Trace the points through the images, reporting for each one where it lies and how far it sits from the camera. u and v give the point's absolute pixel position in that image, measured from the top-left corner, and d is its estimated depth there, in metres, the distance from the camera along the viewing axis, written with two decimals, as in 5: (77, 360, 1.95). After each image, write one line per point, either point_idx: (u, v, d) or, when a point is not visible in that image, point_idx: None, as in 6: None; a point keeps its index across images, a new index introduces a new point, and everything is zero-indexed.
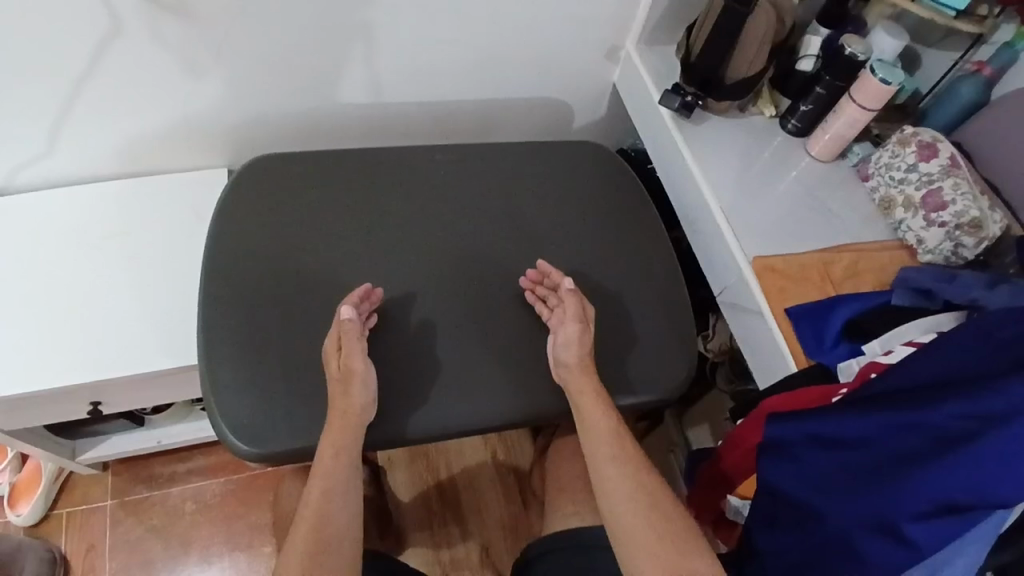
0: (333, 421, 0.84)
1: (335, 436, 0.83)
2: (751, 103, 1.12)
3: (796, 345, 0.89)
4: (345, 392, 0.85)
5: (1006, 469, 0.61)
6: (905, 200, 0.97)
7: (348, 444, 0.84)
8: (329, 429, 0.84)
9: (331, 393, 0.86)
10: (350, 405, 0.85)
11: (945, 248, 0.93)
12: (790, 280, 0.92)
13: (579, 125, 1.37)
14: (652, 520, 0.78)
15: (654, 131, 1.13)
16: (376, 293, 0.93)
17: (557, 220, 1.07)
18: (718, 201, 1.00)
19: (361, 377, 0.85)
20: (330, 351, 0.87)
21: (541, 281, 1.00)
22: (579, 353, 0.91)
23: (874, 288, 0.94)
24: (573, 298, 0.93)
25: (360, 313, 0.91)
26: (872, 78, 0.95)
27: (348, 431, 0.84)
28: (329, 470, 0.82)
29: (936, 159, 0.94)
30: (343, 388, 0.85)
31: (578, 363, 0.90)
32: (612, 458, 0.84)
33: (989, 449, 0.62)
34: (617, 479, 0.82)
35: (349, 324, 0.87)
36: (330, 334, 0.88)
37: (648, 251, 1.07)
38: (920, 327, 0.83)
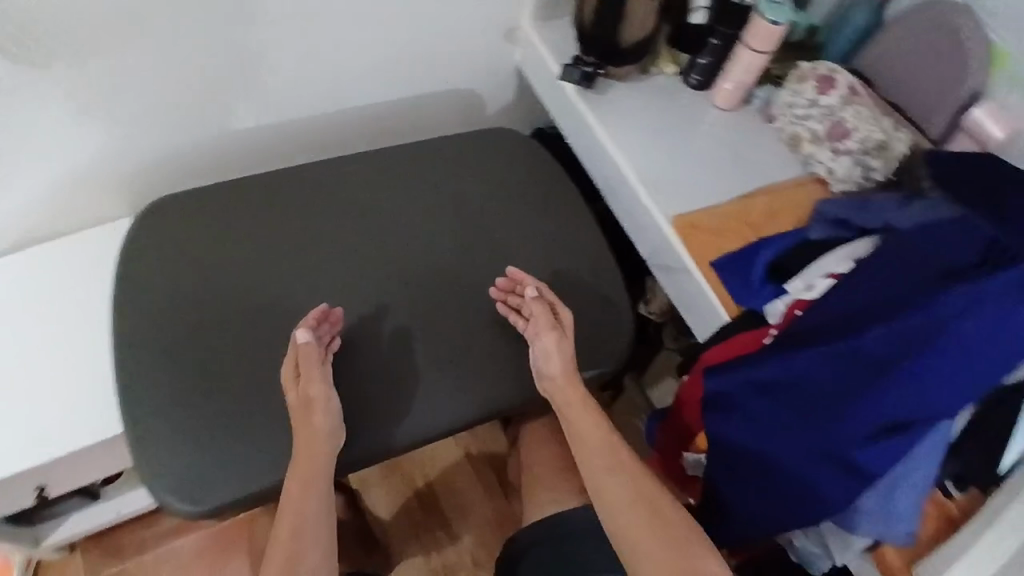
0: (299, 452, 0.82)
1: (301, 470, 0.82)
2: (651, 65, 1.11)
3: (723, 294, 0.89)
4: (308, 418, 0.83)
5: (937, 380, 0.68)
6: (810, 137, 1.00)
7: (315, 479, 0.82)
8: (296, 462, 0.82)
9: (294, 422, 0.84)
10: (314, 433, 0.83)
11: (855, 175, 0.96)
12: (710, 232, 0.93)
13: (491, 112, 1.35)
14: (653, 525, 0.78)
15: (561, 109, 1.12)
16: (334, 312, 0.91)
17: (479, 213, 1.05)
18: (632, 167, 1.00)
19: (322, 405, 0.83)
20: (290, 378, 0.86)
21: (513, 290, 0.97)
22: (563, 363, 0.91)
23: (793, 226, 0.96)
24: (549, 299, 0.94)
25: (320, 335, 0.90)
26: (762, 21, 0.96)
27: (310, 466, 0.82)
28: (299, 506, 0.82)
29: (834, 91, 0.98)
30: (306, 415, 0.83)
31: (563, 374, 0.90)
32: (607, 466, 0.84)
33: (921, 363, 0.69)
34: (614, 485, 0.82)
35: (307, 348, 0.86)
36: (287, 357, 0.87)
37: (575, 227, 1.07)
38: (836, 258, 0.84)
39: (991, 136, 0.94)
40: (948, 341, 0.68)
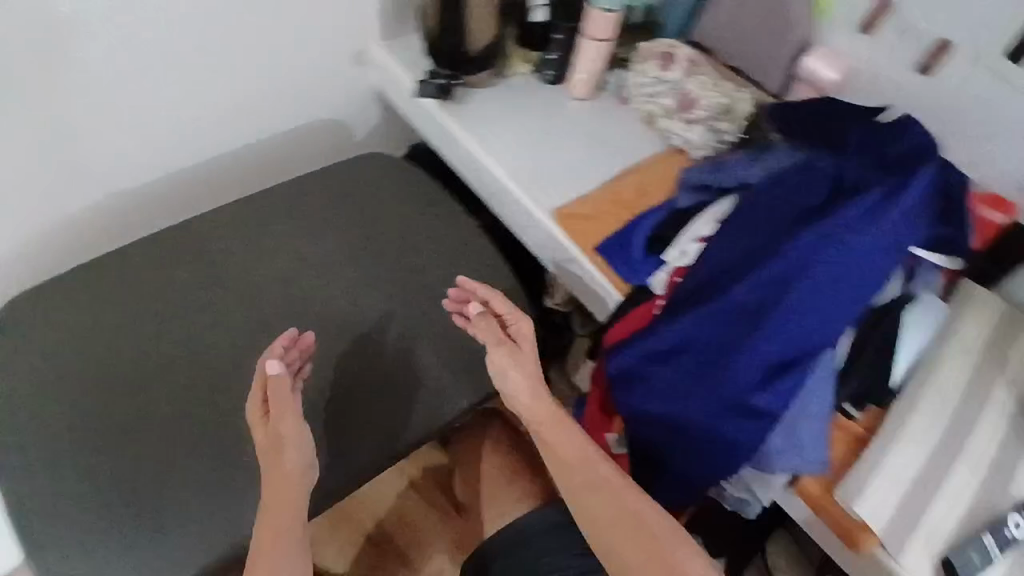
0: (269, 495, 0.78)
1: (275, 507, 0.77)
2: (506, 68, 1.13)
3: (611, 274, 0.94)
4: (278, 460, 0.78)
5: (808, 314, 0.75)
6: (663, 111, 1.06)
7: (287, 524, 0.77)
8: (265, 507, 0.77)
9: (264, 464, 0.79)
10: (285, 474, 0.78)
11: (710, 140, 1.02)
12: (588, 219, 0.97)
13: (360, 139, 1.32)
14: (642, 541, 0.73)
15: (425, 127, 1.12)
16: (306, 338, 0.87)
17: (363, 243, 1.03)
18: (505, 169, 1.02)
19: (294, 442, 0.78)
20: (256, 414, 0.81)
21: (467, 298, 0.90)
22: (527, 375, 0.83)
23: (662, 198, 1.00)
24: (505, 311, 0.87)
25: (287, 363, 0.85)
26: (596, 10, 1.01)
27: (285, 500, 0.77)
28: (274, 546, 0.75)
29: (675, 66, 1.06)
30: (276, 456, 0.78)
31: (528, 388, 0.83)
32: (585, 483, 0.78)
33: (790, 304, 0.75)
34: (596, 503, 0.77)
35: (278, 379, 0.80)
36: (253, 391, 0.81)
37: (461, 237, 1.06)
38: (703, 222, 0.89)
39: (827, 78, 1.02)
40: (810, 278, 0.75)
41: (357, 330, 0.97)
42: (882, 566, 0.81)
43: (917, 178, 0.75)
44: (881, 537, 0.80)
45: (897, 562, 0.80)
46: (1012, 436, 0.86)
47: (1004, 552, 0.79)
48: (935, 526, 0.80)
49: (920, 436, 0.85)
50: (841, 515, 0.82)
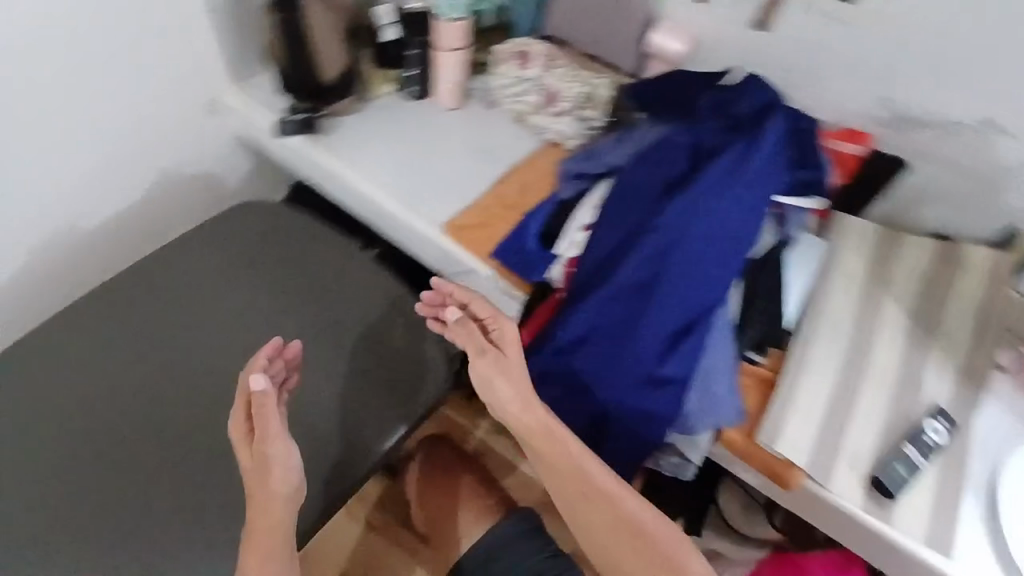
0: (256, 519, 0.78)
1: (261, 530, 0.78)
2: (370, 91, 1.11)
3: (512, 277, 0.95)
4: (265, 480, 0.78)
5: (689, 279, 0.82)
6: (530, 108, 1.08)
7: (277, 548, 0.78)
8: (253, 531, 0.78)
9: (251, 481, 0.79)
10: (272, 496, 0.78)
11: (580, 128, 1.05)
12: (478, 227, 0.99)
13: (243, 188, 1.29)
14: (638, 549, 0.79)
15: (298, 167, 1.09)
16: (290, 348, 0.87)
17: (255, 300, 1.00)
18: (387, 194, 1.01)
19: (281, 463, 0.77)
20: (242, 430, 0.80)
21: (443, 300, 0.85)
22: (517, 395, 0.79)
23: (547, 192, 1.03)
24: (488, 315, 0.82)
25: (272, 375, 0.85)
26: (445, 21, 1.01)
27: (274, 525, 0.78)
28: (265, 566, 0.78)
29: (533, 63, 1.08)
30: (263, 476, 0.78)
31: (523, 405, 0.79)
32: (583, 494, 0.80)
33: (669, 273, 0.82)
34: (594, 514, 0.80)
35: (263, 398, 0.79)
36: (238, 404, 0.81)
37: (352, 273, 1.03)
38: (585, 210, 0.94)
39: (674, 50, 1.03)
40: (683, 246, 0.82)
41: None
42: (811, 494, 0.86)
43: (762, 137, 0.82)
44: (805, 470, 0.85)
45: (825, 489, 0.85)
46: (906, 349, 0.94)
47: (926, 458, 0.86)
48: (856, 447, 0.87)
49: (822, 367, 0.91)
50: (764, 456, 0.87)
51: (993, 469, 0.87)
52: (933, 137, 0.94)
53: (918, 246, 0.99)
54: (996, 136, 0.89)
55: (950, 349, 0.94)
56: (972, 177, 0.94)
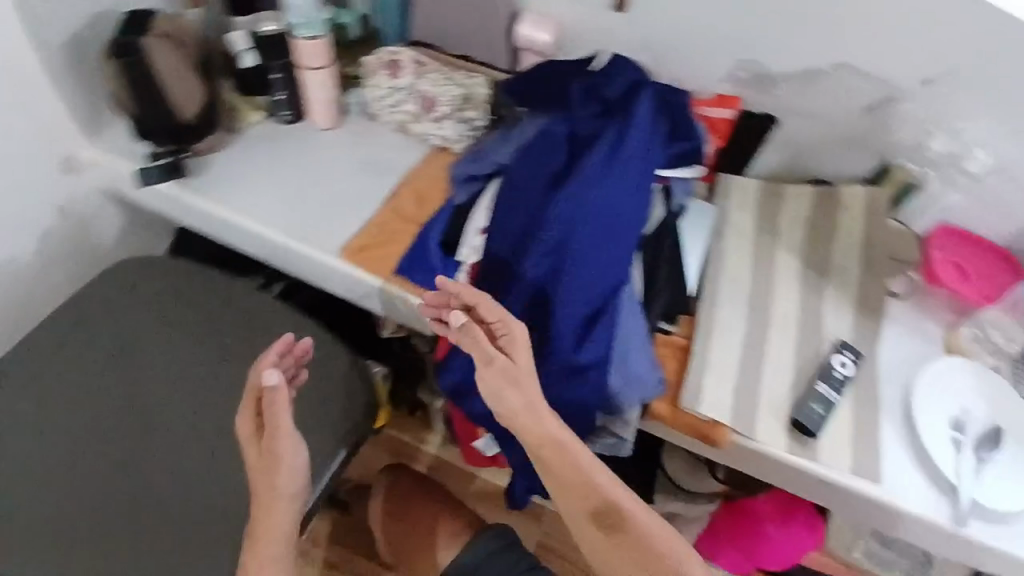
0: (260, 520, 0.79)
1: (262, 531, 0.79)
2: (238, 121, 1.07)
3: (418, 290, 0.94)
4: (273, 478, 0.78)
5: (596, 258, 0.83)
6: (411, 117, 1.05)
7: (279, 554, 0.79)
8: (255, 536, 0.79)
9: (257, 479, 0.79)
10: (279, 495, 0.78)
11: (464, 130, 1.04)
12: (376, 245, 0.96)
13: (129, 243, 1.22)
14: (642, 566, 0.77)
15: (176, 213, 1.04)
16: (300, 346, 0.88)
17: (161, 365, 0.98)
18: (272, 226, 0.98)
19: (289, 462, 0.77)
20: (252, 426, 0.80)
21: (447, 303, 0.82)
22: (523, 403, 0.76)
23: (442, 199, 1.01)
24: (496, 319, 0.79)
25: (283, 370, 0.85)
26: (302, 40, 0.97)
27: (274, 529, 0.79)
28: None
29: (404, 71, 1.03)
30: (271, 475, 0.78)
31: (529, 414, 0.76)
32: (591, 509, 0.78)
33: (577, 256, 0.83)
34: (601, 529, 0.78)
35: (274, 394, 0.76)
36: (247, 398, 0.80)
37: (255, 316, 1.01)
38: (481, 213, 0.93)
39: (542, 42, 1.03)
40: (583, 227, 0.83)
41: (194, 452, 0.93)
42: (740, 448, 0.90)
43: (638, 111, 0.85)
44: (730, 426, 0.89)
45: (751, 440, 0.89)
46: (805, 291, 0.99)
47: (840, 392, 0.92)
48: (775, 394, 0.92)
49: (730, 324, 0.95)
50: (691, 421, 0.90)
51: (904, 387, 0.95)
52: (794, 89, 0.99)
53: (800, 194, 1.04)
54: (847, 75, 0.95)
55: (844, 285, 1.00)
56: (834, 119, 1.00)
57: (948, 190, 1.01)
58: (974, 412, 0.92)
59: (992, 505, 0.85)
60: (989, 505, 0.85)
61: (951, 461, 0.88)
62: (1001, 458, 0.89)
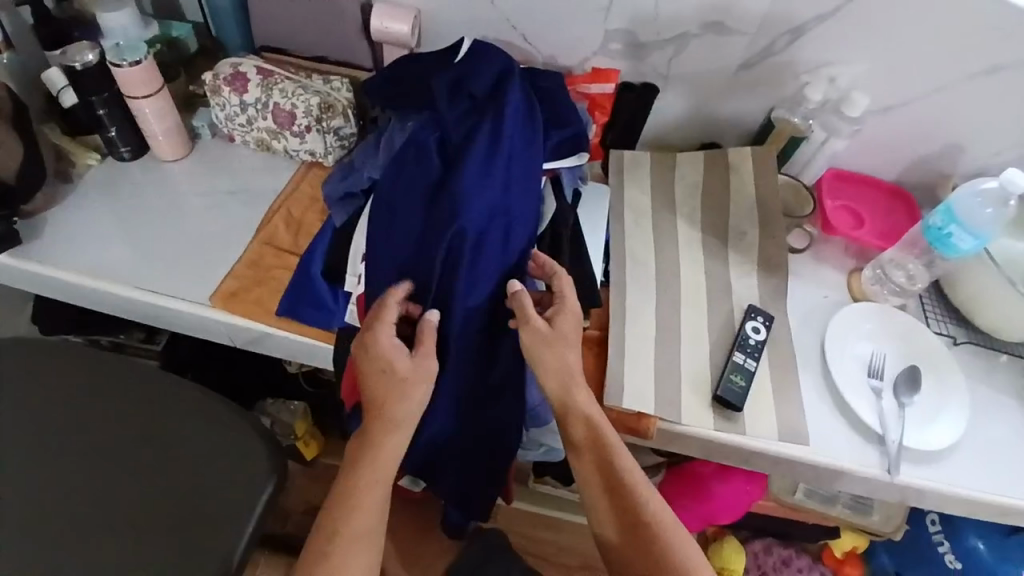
0: (378, 443, 0.70)
1: (373, 456, 0.70)
2: (71, 166, 0.95)
3: (306, 329, 0.86)
4: (404, 399, 0.70)
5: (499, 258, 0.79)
6: (270, 134, 0.95)
7: (382, 483, 0.70)
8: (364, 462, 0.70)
9: (377, 398, 0.71)
10: (405, 418, 0.71)
11: (331, 142, 0.94)
12: (252, 286, 0.87)
13: None
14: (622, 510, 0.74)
15: (16, 282, 0.91)
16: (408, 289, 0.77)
17: (21, 464, 0.84)
18: (127, 284, 0.86)
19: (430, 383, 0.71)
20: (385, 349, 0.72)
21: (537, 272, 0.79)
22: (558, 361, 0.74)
23: (321, 221, 0.93)
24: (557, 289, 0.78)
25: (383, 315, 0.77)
26: (125, 69, 0.85)
27: (387, 454, 0.70)
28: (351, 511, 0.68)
29: (250, 84, 0.92)
30: (402, 395, 0.70)
31: (567, 369, 0.74)
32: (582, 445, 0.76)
33: (477, 261, 0.78)
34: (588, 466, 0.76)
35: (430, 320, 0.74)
36: (388, 308, 0.74)
37: (125, 385, 0.89)
38: (361, 234, 0.85)
39: (400, 33, 0.92)
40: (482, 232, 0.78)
41: (66, 552, 0.80)
42: (669, 433, 0.88)
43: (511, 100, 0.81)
44: (656, 416, 0.86)
45: (679, 424, 0.87)
46: (711, 261, 0.98)
47: (757, 359, 0.91)
48: (696, 373, 0.90)
49: (643, 308, 0.93)
50: (617, 415, 0.87)
51: (819, 340, 0.96)
52: (670, 54, 0.95)
53: (692, 160, 1.03)
54: (720, 35, 0.91)
55: (749, 247, 0.99)
56: (714, 80, 0.98)
57: (833, 138, 1.00)
58: (886, 355, 0.94)
59: (916, 446, 0.88)
60: (914, 445, 0.88)
61: (873, 409, 0.90)
62: (918, 399, 0.91)
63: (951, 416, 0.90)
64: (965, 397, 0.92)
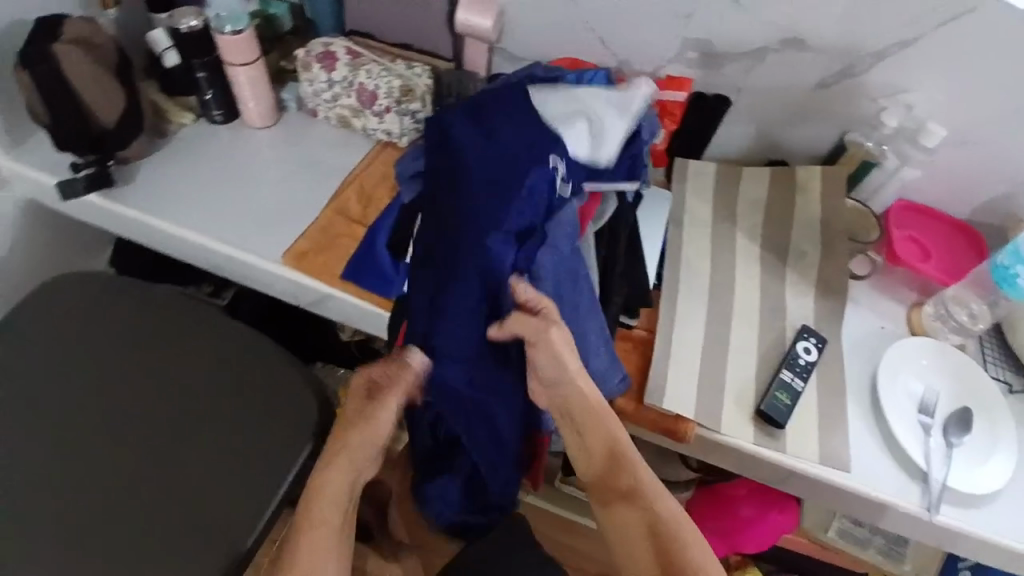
0: (344, 452, 0.76)
1: (342, 457, 0.76)
2: (167, 123, 1.02)
3: (368, 296, 0.89)
4: (371, 417, 0.76)
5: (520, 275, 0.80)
6: (352, 112, 1.01)
7: (343, 494, 0.75)
8: (334, 465, 0.75)
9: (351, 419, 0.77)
10: (371, 432, 0.76)
11: (408, 123, 1.00)
12: (322, 251, 0.91)
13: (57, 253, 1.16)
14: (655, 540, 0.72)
15: (106, 223, 0.98)
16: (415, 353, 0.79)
17: (95, 389, 0.90)
18: (209, 234, 0.92)
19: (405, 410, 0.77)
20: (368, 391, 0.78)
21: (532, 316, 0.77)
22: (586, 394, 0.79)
23: (389, 197, 0.97)
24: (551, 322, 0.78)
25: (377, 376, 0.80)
26: (225, 36, 0.90)
27: (353, 458, 0.76)
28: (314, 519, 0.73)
29: (339, 63, 0.97)
30: (368, 415, 0.77)
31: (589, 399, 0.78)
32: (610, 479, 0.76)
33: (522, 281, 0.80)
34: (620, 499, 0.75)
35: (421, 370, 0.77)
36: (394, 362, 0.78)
37: (197, 328, 0.95)
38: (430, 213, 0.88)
39: (483, 27, 0.97)
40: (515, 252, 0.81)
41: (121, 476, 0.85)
42: (707, 440, 0.88)
43: (553, 156, 0.84)
44: (695, 421, 0.86)
45: (718, 433, 0.87)
46: (766, 277, 0.97)
47: (805, 379, 0.90)
48: (739, 384, 0.90)
49: (693, 315, 0.93)
50: (656, 416, 0.87)
51: (869, 369, 0.94)
52: (746, 67, 0.96)
53: (758, 176, 1.03)
54: (798, 52, 0.92)
55: (807, 268, 0.98)
56: (788, 98, 0.98)
57: (906, 166, 0.98)
58: (939, 393, 0.92)
59: (960, 488, 0.85)
60: (958, 487, 0.85)
61: (920, 444, 0.88)
62: (967, 440, 0.88)
63: (1000, 463, 0.87)
64: (1016, 445, 0.89)
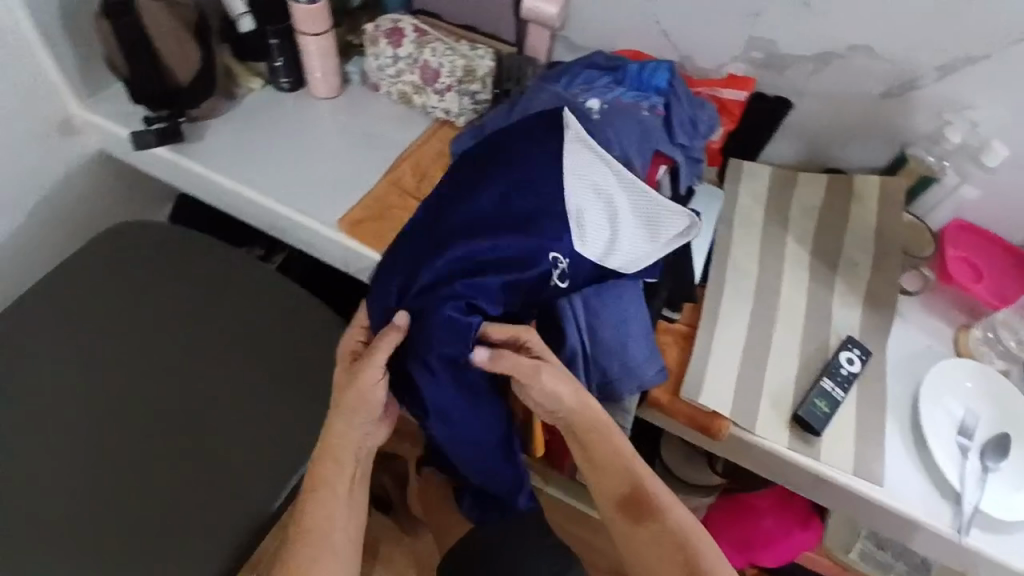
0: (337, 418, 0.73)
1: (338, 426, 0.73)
2: (236, 86, 1.06)
3: None
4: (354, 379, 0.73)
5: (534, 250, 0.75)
6: (413, 88, 1.02)
7: (341, 464, 0.73)
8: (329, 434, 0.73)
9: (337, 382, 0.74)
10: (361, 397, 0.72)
11: (466, 104, 1.01)
12: (374, 220, 0.93)
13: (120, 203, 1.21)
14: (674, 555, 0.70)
15: (171, 178, 1.02)
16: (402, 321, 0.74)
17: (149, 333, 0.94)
18: (268, 195, 0.95)
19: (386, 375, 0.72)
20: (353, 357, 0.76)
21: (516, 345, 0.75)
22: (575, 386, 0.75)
23: (443, 172, 0.98)
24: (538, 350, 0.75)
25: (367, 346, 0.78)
26: (298, 5, 0.93)
27: (348, 428, 0.73)
28: (317, 488, 0.72)
29: (405, 40, 0.99)
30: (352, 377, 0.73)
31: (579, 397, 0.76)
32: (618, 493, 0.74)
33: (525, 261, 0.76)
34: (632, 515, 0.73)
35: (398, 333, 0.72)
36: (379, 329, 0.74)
37: (249, 285, 0.98)
38: None
39: (548, 14, 0.98)
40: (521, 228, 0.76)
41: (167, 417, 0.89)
42: (740, 440, 0.88)
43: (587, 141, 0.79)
44: (730, 419, 0.86)
45: (752, 433, 0.86)
46: (813, 284, 0.96)
47: (846, 390, 0.89)
48: (778, 387, 0.89)
49: (735, 315, 0.93)
50: (691, 411, 0.87)
51: (911, 385, 0.93)
52: (811, 70, 0.95)
53: (814, 182, 1.02)
54: (865, 59, 0.91)
55: (856, 278, 0.97)
56: (851, 105, 0.97)
57: (966, 184, 0.97)
58: (982, 417, 0.90)
59: (996, 514, 0.83)
60: (992, 512, 0.83)
61: (957, 465, 0.86)
62: (1006, 467, 0.86)
63: None
64: None
